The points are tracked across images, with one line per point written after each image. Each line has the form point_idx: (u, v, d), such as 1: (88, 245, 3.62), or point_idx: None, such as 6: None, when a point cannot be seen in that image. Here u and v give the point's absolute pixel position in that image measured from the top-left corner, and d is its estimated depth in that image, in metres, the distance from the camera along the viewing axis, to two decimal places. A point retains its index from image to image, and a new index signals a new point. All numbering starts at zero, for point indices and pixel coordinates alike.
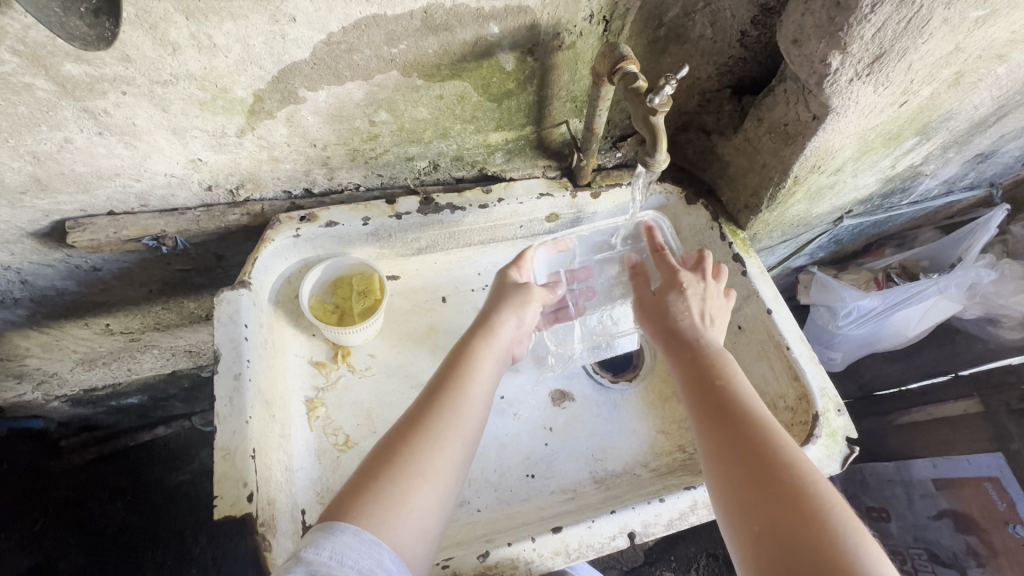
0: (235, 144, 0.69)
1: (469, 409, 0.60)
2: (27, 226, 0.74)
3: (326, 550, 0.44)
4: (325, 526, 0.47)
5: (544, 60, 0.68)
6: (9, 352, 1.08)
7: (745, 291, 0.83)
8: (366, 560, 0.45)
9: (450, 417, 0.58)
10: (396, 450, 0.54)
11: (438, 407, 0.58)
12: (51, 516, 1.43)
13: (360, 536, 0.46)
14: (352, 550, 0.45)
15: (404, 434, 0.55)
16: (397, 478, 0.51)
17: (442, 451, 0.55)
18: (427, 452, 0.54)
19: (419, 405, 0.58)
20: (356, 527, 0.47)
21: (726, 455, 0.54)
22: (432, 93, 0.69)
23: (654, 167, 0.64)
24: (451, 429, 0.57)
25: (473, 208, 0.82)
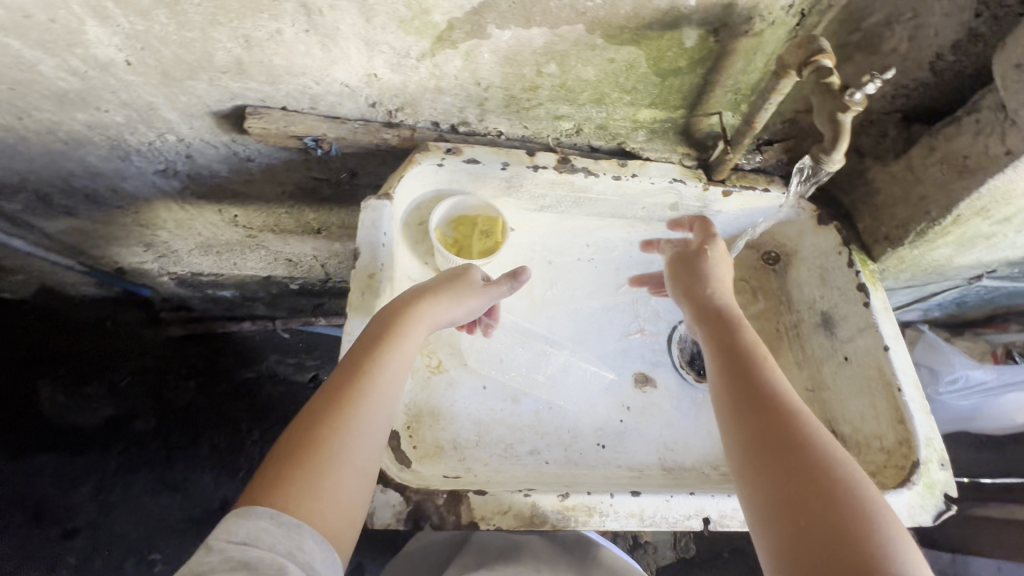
0: (412, 66, 0.74)
1: (371, 393, 0.60)
2: (214, 105, 0.82)
3: (240, 535, 0.49)
4: (244, 511, 0.51)
5: (726, 44, 0.68)
6: (151, 219, 1.21)
7: (861, 323, 0.80)
8: (284, 540, 0.49)
9: (365, 404, 0.59)
10: (308, 437, 0.55)
11: (352, 397, 0.59)
12: (137, 376, 1.59)
13: (278, 520, 0.50)
14: (267, 533, 0.49)
15: (322, 423, 0.56)
16: (313, 466, 0.54)
17: (358, 438, 0.57)
18: (341, 441, 0.56)
19: (326, 396, 0.59)
20: (273, 511, 0.50)
21: (760, 448, 0.55)
22: (606, 55, 0.71)
23: (826, 166, 0.67)
24: (354, 417, 0.58)
25: (606, 177, 0.83)
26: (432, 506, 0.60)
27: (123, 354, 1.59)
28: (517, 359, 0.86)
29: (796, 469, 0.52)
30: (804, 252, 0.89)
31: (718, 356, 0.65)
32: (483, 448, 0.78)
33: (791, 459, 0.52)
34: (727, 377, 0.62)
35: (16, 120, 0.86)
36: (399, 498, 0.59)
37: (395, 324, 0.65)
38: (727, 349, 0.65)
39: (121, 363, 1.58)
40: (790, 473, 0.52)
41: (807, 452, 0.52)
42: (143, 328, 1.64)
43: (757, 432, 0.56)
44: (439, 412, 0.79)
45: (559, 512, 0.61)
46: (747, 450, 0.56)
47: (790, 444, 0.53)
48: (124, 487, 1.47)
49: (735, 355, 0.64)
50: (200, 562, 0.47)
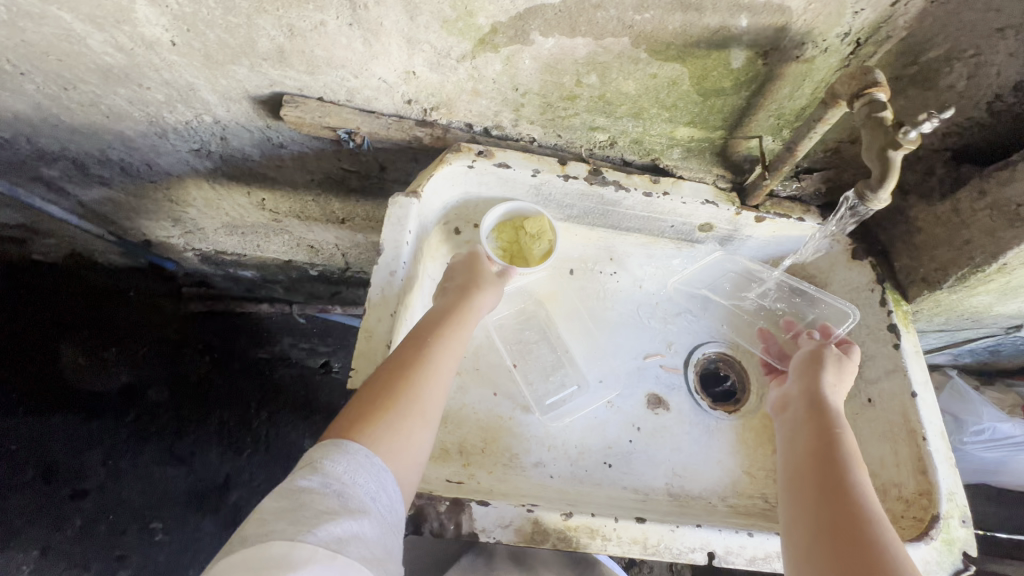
0: (451, 67, 0.73)
1: (448, 355, 0.65)
2: (253, 90, 0.83)
3: (341, 466, 0.51)
4: (338, 443, 0.54)
5: (774, 67, 0.67)
6: (181, 195, 1.23)
7: (889, 365, 0.78)
8: (372, 485, 0.52)
9: (437, 369, 0.63)
10: (393, 393, 0.59)
11: (420, 359, 0.63)
12: (153, 348, 1.62)
13: (370, 459, 0.53)
14: (362, 471, 0.52)
15: (401, 380, 0.61)
16: (394, 416, 0.57)
17: (432, 396, 0.61)
18: (425, 396, 0.61)
19: (406, 351, 0.63)
20: (367, 451, 0.54)
21: (827, 538, 0.52)
22: (649, 70, 0.69)
23: (870, 204, 0.65)
24: (435, 373, 0.63)
25: (637, 192, 0.82)
26: (433, 512, 0.59)
27: (139, 325, 1.61)
28: (532, 369, 0.85)
29: (856, 551, 0.50)
30: (834, 285, 0.86)
31: (809, 441, 0.63)
32: (489, 455, 0.78)
33: (852, 556, 0.50)
34: (810, 463, 0.60)
35: (62, 90, 0.88)
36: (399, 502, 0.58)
37: (455, 304, 0.71)
38: (814, 426, 0.64)
39: (140, 333, 1.60)
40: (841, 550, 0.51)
41: (873, 538, 0.50)
42: (164, 301, 1.67)
43: (828, 523, 0.53)
44: (446, 415, 0.78)
45: (561, 533, 0.61)
46: (814, 540, 0.53)
47: (860, 537, 0.51)
48: (133, 455, 1.50)
49: (820, 434, 0.63)
50: (299, 478, 0.49)
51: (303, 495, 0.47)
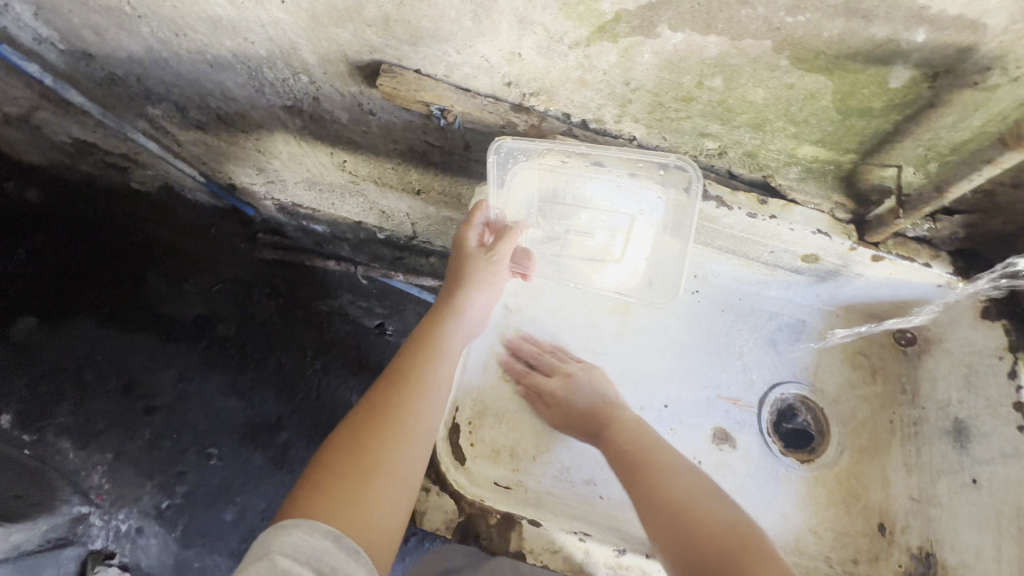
0: (561, 53, 0.68)
1: (425, 398, 0.63)
2: (352, 55, 0.81)
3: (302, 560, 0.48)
4: (297, 526, 0.50)
5: (940, 92, 0.57)
6: (268, 147, 1.25)
7: (1007, 448, 0.68)
8: (342, 566, 0.49)
9: (407, 415, 0.61)
10: (364, 447, 0.57)
11: (388, 408, 0.60)
12: (226, 284, 1.71)
13: (340, 543, 0.50)
14: (330, 557, 0.49)
15: (373, 432, 0.58)
16: (361, 475, 0.55)
17: (408, 448, 0.59)
18: (395, 449, 0.58)
19: (375, 401, 0.61)
20: (336, 531, 0.50)
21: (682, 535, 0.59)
22: (785, 80, 0.61)
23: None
24: (410, 421, 0.60)
25: (740, 212, 0.75)
26: (485, 524, 0.63)
27: (216, 263, 1.71)
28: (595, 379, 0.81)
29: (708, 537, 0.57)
30: (950, 343, 0.78)
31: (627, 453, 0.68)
32: (539, 464, 0.75)
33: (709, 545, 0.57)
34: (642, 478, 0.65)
35: (173, 36, 0.89)
36: (453, 507, 0.64)
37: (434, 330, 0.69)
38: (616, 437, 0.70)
39: (216, 270, 1.71)
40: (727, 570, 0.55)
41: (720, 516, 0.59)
42: (239, 243, 1.75)
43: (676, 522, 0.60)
44: (502, 414, 0.77)
45: (613, 567, 0.64)
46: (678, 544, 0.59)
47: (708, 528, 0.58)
48: (201, 380, 1.59)
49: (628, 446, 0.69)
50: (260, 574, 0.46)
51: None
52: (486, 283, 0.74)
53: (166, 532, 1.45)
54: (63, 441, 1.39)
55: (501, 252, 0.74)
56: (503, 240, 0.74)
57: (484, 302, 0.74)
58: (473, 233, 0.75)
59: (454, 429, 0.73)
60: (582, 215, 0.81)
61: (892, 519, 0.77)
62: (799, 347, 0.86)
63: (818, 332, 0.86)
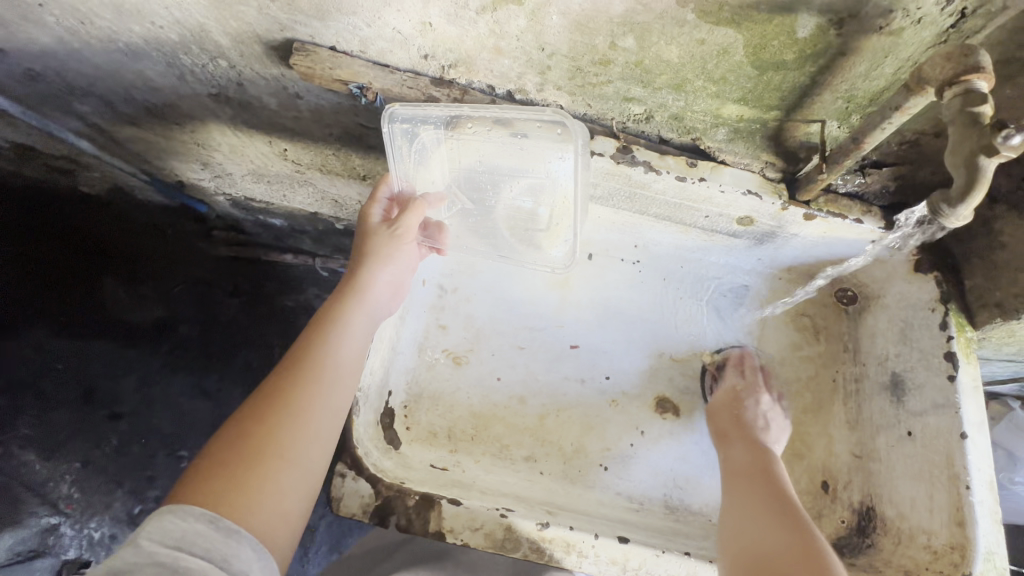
0: (470, 20, 0.65)
1: (322, 380, 0.56)
2: (264, 34, 0.77)
3: (173, 539, 0.42)
4: (168, 512, 0.44)
5: (849, 40, 0.55)
6: (206, 140, 1.22)
7: (938, 399, 0.68)
8: (219, 548, 0.43)
9: (301, 398, 0.54)
10: (250, 425, 0.50)
11: (277, 392, 0.53)
12: (187, 285, 1.65)
13: (217, 526, 0.44)
14: (205, 539, 0.43)
15: (261, 410, 0.52)
16: (245, 462, 0.48)
17: (302, 432, 0.52)
18: (286, 434, 0.51)
19: (263, 387, 0.54)
20: (211, 514, 0.44)
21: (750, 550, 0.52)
22: (695, 35, 0.59)
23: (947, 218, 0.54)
24: (304, 405, 0.54)
25: (669, 176, 0.73)
26: (401, 506, 0.57)
27: (173, 262, 1.64)
28: (535, 355, 0.80)
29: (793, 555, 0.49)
30: (886, 298, 0.78)
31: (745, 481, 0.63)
32: (478, 442, 0.75)
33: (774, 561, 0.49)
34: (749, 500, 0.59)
35: (79, 24, 0.85)
36: (370, 491, 0.58)
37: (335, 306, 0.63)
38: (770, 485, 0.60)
39: (175, 269, 1.64)
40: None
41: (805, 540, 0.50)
42: (194, 241, 1.69)
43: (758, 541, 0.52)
44: (438, 396, 0.76)
45: (536, 543, 0.58)
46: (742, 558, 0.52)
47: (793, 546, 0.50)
48: (166, 384, 1.55)
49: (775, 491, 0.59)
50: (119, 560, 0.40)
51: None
52: (393, 255, 0.68)
53: None
54: (28, 453, 1.34)
55: (406, 224, 0.68)
56: (408, 212, 0.69)
57: (390, 279, 0.68)
58: (378, 209, 0.71)
59: (388, 413, 0.72)
60: (508, 186, 0.77)
61: (836, 476, 0.77)
62: (741, 311, 0.85)
63: (759, 295, 0.86)
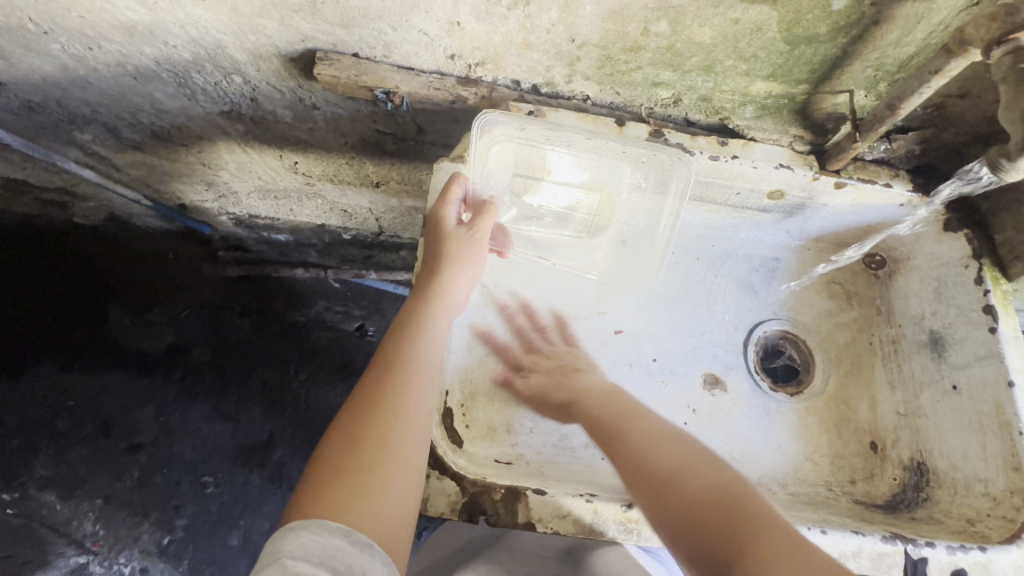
0: (501, 16, 0.66)
1: (420, 386, 0.60)
2: (283, 46, 0.76)
3: (314, 558, 0.46)
4: (306, 530, 0.48)
5: (883, 8, 0.56)
6: (213, 159, 1.19)
7: (981, 351, 0.71)
8: (356, 562, 0.47)
9: (404, 403, 0.58)
10: (365, 435, 0.55)
11: (384, 398, 0.58)
12: (194, 309, 1.62)
13: (352, 538, 0.48)
14: (342, 554, 0.47)
15: (371, 419, 0.56)
16: (365, 468, 0.53)
17: (410, 435, 0.56)
18: (396, 439, 0.55)
19: (369, 393, 0.58)
20: (346, 527, 0.49)
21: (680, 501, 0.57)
22: (730, 15, 0.60)
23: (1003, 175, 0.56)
24: (407, 410, 0.58)
25: (702, 156, 0.74)
26: (489, 501, 0.59)
27: (179, 287, 1.62)
28: (582, 345, 0.81)
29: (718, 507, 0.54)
30: (917, 260, 0.80)
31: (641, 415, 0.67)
32: (537, 435, 0.75)
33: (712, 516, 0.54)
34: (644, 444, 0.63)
35: (87, 50, 0.83)
36: (455, 488, 0.59)
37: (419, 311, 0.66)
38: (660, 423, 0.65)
39: (181, 295, 1.62)
40: (729, 536, 0.52)
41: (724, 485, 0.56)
42: (201, 265, 1.65)
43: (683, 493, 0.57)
44: (494, 393, 0.76)
45: (621, 523, 0.59)
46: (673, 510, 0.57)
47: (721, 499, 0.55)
48: (183, 411, 1.52)
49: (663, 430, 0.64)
50: None
51: None
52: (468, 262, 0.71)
53: (174, 567, 1.41)
54: (48, 495, 1.31)
55: (481, 228, 0.72)
56: (480, 217, 0.72)
57: (468, 282, 0.71)
58: (454, 210, 0.70)
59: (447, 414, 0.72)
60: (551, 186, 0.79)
61: (883, 436, 0.79)
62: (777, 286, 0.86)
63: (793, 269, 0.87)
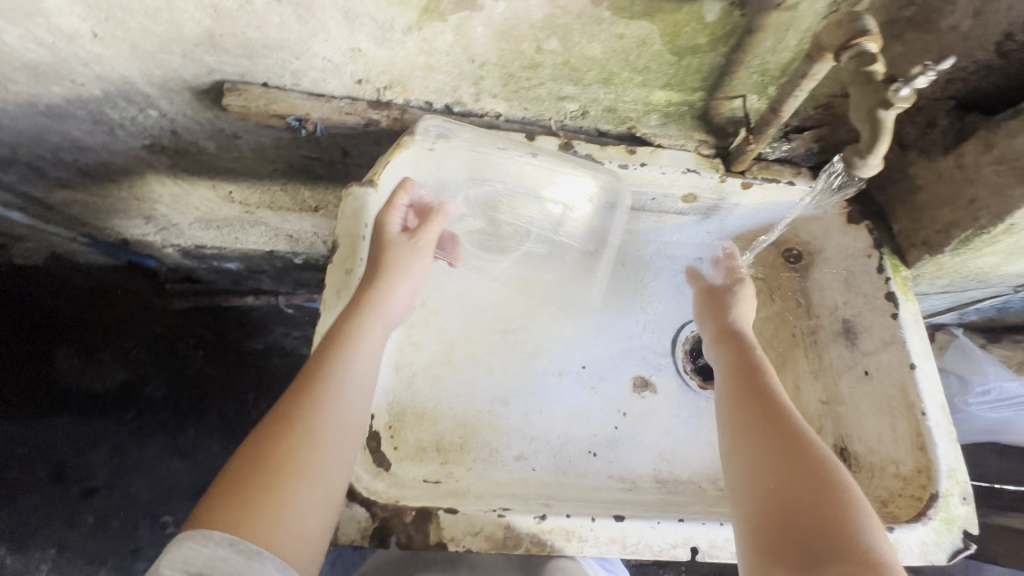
0: (399, 41, 0.67)
1: (338, 398, 0.58)
2: (191, 79, 0.76)
3: (193, 566, 0.45)
4: (192, 535, 0.47)
5: (753, 18, 0.59)
6: (145, 193, 1.17)
7: (886, 336, 0.74)
8: (241, 571, 0.46)
9: (320, 416, 0.56)
10: (270, 447, 0.53)
11: (299, 410, 0.56)
12: (148, 344, 1.58)
13: (237, 546, 0.47)
14: (224, 564, 0.45)
15: (281, 430, 0.54)
16: (264, 480, 0.51)
17: (321, 448, 0.55)
18: (305, 452, 0.54)
19: (285, 404, 0.56)
20: (231, 536, 0.47)
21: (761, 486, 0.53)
22: (614, 31, 0.62)
23: (861, 169, 0.54)
24: (322, 423, 0.56)
25: (612, 165, 0.76)
26: (400, 524, 0.58)
27: (129, 322, 1.58)
28: (511, 359, 0.81)
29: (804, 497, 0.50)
30: (829, 252, 0.82)
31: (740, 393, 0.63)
32: (467, 452, 0.75)
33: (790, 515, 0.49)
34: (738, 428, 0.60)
35: None
36: (365, 514, 0.58)
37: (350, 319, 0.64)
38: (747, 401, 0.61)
39: (130, 330, 1.58)
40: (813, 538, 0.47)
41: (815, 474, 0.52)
42: (150, 296, 1.60)
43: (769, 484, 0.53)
44: (422, 412, 0.76)
45: (535, 535, 0.59)
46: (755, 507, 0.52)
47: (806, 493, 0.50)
48: (138, 450, 1.47)
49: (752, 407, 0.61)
50: None
51: None
52: (411, 272, 0.68)
53: None
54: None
55: (426, 236, 0.69)
56: (427, 225, 0.71)
57: (408, 293, 0.68)
58: (398, 216, 0.69)
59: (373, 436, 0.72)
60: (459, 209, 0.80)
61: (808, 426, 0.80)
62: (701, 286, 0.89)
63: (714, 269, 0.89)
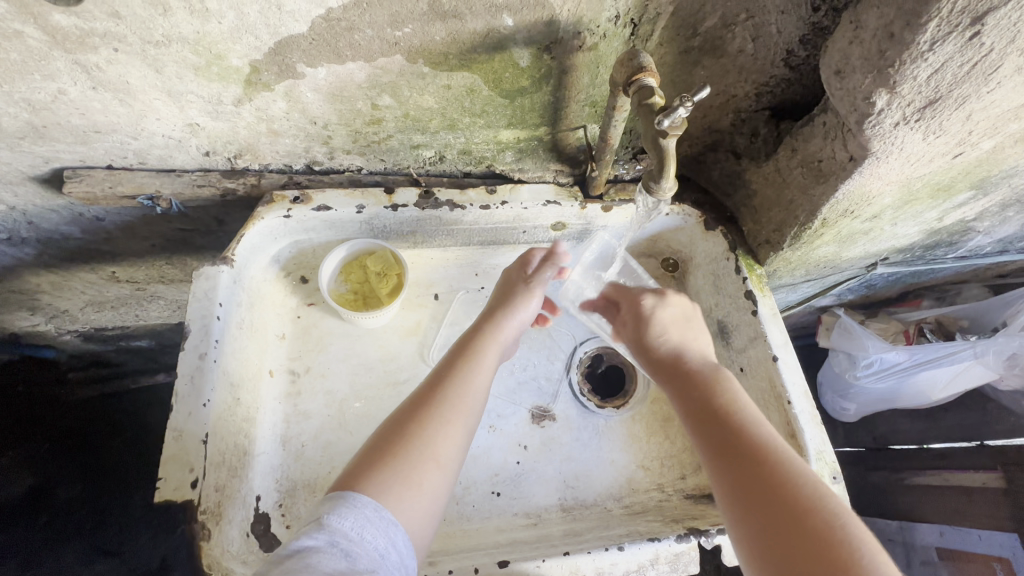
0: (233, 112, 0.67)
1: (466, 402, 0.56)
2: (28, 170, 0.73)
3: (348, 520, 0.45)
4: (344, 495, 0.47)
5: (562, 60, 0.63)
6: (21, 287, 1.08)
7: (751, 333, 0.77)
8: (381, 536, 0.45)
9: (453, 415, 0.55)
10: (405, 432, 0.52)
11: (435, 403, 0.55)
12: (58, 443, 1.38)
13: (380, 514, 0.46)
14: (371, 527, 0.45)
15: (413, 419, 0.53)
16: (399, 461, 0.50)
17: (453, 443, 0.53)
18: (440, 438, 0.53)
19: (421, 396, 0.56)
20: (377, 502, 0.47)
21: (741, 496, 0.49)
22: (439, 82, 0.65)
23: (659, 194, 0.60)
24: (453, 417, 0.55)
25: (474, 208, 0.78)
26: None
27: (33, 420, 1.36)
28: None
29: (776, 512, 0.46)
30: (698, 258, 0.85)
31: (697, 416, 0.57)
32: None
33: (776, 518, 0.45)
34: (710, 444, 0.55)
35: None
36: None
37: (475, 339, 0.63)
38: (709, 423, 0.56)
39: (32, 431, 1.36)
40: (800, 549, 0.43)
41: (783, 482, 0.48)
42: (54, 390, 1.40)
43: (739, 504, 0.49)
44: (314, 483, 0.74)
45: None
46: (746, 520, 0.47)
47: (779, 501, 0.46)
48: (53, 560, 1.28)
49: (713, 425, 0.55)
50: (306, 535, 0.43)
51: (304, 552, 0.41)
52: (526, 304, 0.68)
53: None
54: None
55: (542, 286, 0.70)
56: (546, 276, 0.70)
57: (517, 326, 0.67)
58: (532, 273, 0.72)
59: (261, 519, 0.69)
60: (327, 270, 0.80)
61: None
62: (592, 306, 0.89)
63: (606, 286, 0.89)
